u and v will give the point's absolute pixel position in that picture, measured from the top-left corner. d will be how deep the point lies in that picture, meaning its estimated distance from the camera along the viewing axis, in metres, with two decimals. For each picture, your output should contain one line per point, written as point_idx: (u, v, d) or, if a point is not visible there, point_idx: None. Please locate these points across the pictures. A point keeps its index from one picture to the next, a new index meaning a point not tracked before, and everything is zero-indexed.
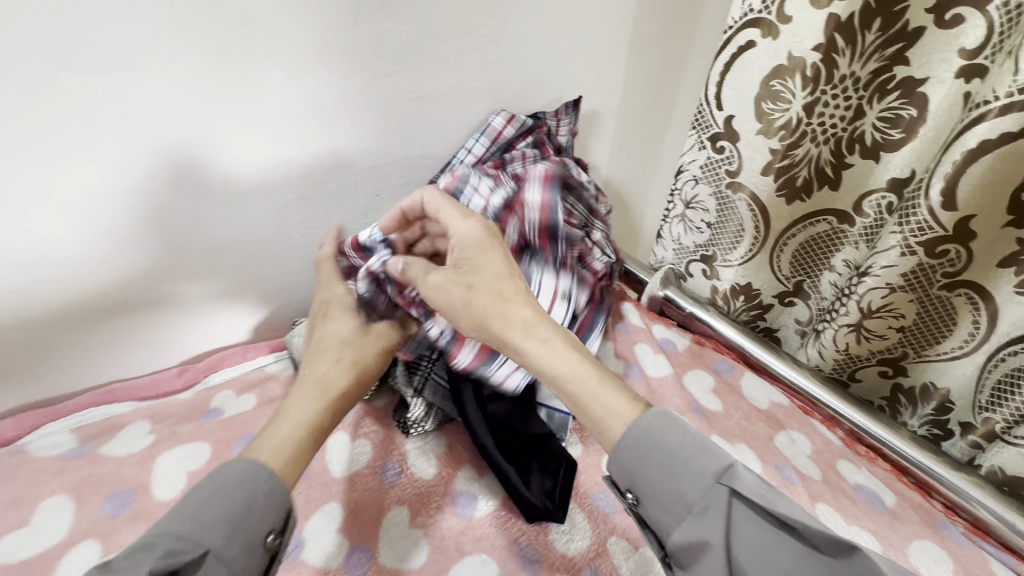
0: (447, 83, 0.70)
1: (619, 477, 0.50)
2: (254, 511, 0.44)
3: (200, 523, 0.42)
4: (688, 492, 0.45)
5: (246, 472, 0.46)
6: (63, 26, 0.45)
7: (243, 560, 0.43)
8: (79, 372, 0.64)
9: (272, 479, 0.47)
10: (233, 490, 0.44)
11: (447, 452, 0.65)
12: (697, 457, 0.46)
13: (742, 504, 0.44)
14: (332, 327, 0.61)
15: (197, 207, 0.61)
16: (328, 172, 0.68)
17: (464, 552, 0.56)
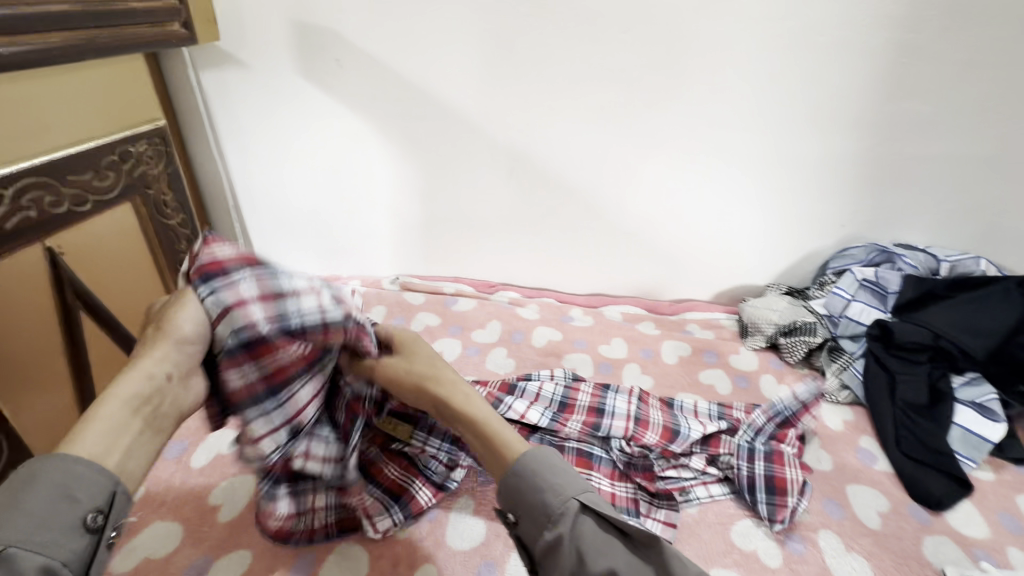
0: (946, 148, 0.91)
1: (501, 500, 0.51)
2: (70, 499, 0.39)
3: (1, 530, 0.36)
4: (554, 492, 0.48)
5: (49, 471, 0.39)
6: (732, 103, 0.89)
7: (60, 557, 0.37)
8: (628, 285, 1.12)
9: (95, 466, 0.40)
10: (34, 486, 0.38)
11: (853, 421, 0.85)
12: (559, 473, 0.49)
13: (591, 516, 0.48)
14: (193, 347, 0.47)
15: (727, 211, 1.00)
16: (815, 200, 0.97)
17: (861, 480, 0.75)
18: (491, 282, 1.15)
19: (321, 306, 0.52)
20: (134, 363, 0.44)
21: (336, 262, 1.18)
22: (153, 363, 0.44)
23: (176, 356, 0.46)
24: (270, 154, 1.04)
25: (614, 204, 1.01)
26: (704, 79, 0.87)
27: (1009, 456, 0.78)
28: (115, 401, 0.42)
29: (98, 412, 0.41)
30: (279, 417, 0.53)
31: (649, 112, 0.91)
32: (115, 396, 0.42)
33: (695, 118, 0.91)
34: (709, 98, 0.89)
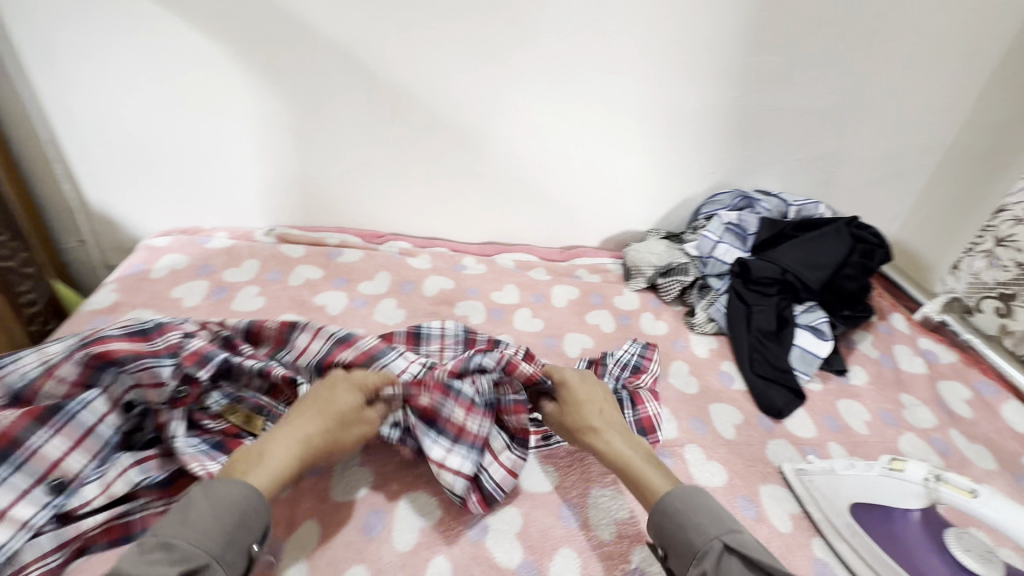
0: (798, 102, 1.00)
1: (653, 535, 0.54)
2: (247, 527, 0.48)
3: (205, 534, 0.46)
4: (698, 531, 0.51)
5: (235, 500, 0.49)
6: (615, 46, 0.90)
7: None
8: (522, 232, 1.12)
9: (267, 504, 0.51)
10: (229, 507, 0.48)
11: (716, 349, 0.94)
12: (705, 514, 0.52)
13: (737, 559, 0.49)
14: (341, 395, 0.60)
15: (611, 158, 1.03)
16: (689, 149, 1.03)
17: (720, 399, 0.84)
18: (380, 232, 1.09)
19: (42, 360, 0.59)
20: (297, 415, 0.58)
21: (196, 212, 1.04)
22: (309, 419, 0.57)
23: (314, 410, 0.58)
24: (95, 81, 0.87)
25: (504, 147, 0.99)
26: (588, 19, 0.86)
27: (833, 368, 0.91)
28: (278, 448, 0.55)
29: (271, 455, 0.54)
30: (20, 477, 0.52)
31: (535, 52, 0.89)
32: (284, 435, 0.56)
33: (581, 60, 0.90)
34: (593, 40, 0.88)
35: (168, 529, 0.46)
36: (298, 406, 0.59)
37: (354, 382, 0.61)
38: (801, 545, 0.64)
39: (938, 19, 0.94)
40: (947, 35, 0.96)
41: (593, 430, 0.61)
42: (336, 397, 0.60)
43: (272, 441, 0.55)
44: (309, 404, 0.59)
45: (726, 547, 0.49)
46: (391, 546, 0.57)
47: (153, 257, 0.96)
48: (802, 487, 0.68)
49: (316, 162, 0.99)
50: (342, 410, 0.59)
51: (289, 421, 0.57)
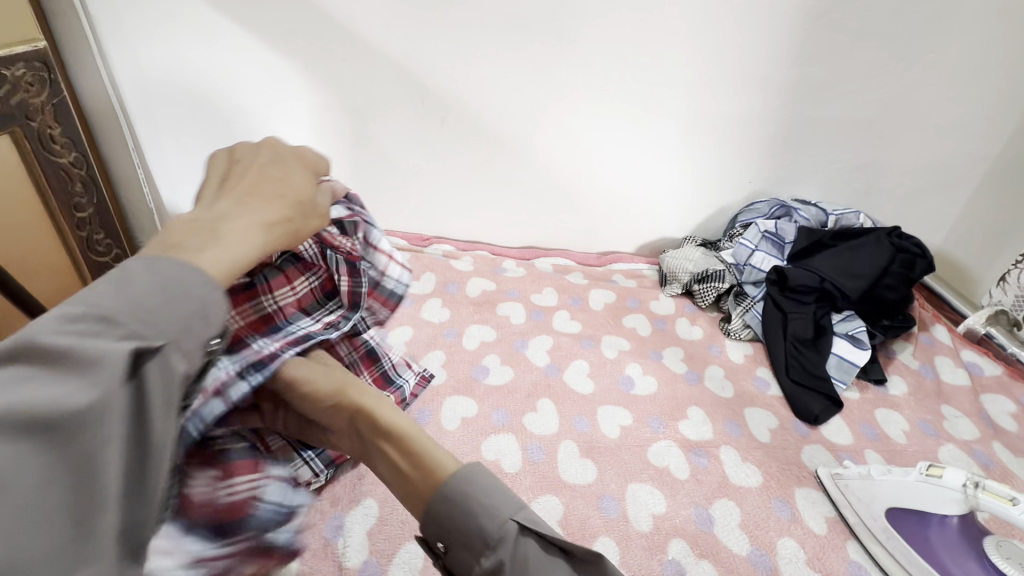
0: (838, 113, 1.01)
1: (430, 523, 0.43)
2: (206, 315, 0.37)
3: (157, 311, 0.35)
4: (488, 516, 0.41)
5: (191, 279, 0.37)
6: (656, 59, 0.93)
7: (193, 363, 0.36)
8: (560, 237, 1.16)
9: (227, 293, 0.39)
10: (182, 287, 0.36)
11: (751, 355, 0.96)
12: (495, 493, 0.42)
13: (533, 539, 0.41)
14: (288, 181, 0.54)
15: (650, 166, 1.06)
16: (727, 158, 1.05)
17: (755, 404, 0.85)
18: (425, 236, 1.15)
19: None
20: (238, 194, 0.50)
21: None
22: (265, 200, 0.50)
23: (267, 193, 0.51)
24: (176, 95, 0.96)
25: (545, 155, 1.03)
26: (631, 34, 0.90)
27: (872, 377, 0.92)
28: (232, 219, 0.47)
29: (229, 236, 0.45)
30: None
31: (575, 67, 0.93)
32: (245, 216, 0.48)
33: (623, 73, 0.94)
34: (635, 53, 0.92)
35: (105, 298, 0.34)
36: (234, 184, 0.51)
37: (301, 169, 0.57)
38: (835, 547, 0.65)
39: (984, 30, 0.94)
40: (994, 45, 0.95)
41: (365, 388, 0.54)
42: (286, 182, 0.54)
43: (230, 219, 0.47)
44: (253, 186, 0.51)
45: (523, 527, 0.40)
46: None
47: None
48: (837, 491, 0.69)
49: (368, 169, 1.05)
50: (295, 197, 0.53)
51: (244, 201, 0.49)
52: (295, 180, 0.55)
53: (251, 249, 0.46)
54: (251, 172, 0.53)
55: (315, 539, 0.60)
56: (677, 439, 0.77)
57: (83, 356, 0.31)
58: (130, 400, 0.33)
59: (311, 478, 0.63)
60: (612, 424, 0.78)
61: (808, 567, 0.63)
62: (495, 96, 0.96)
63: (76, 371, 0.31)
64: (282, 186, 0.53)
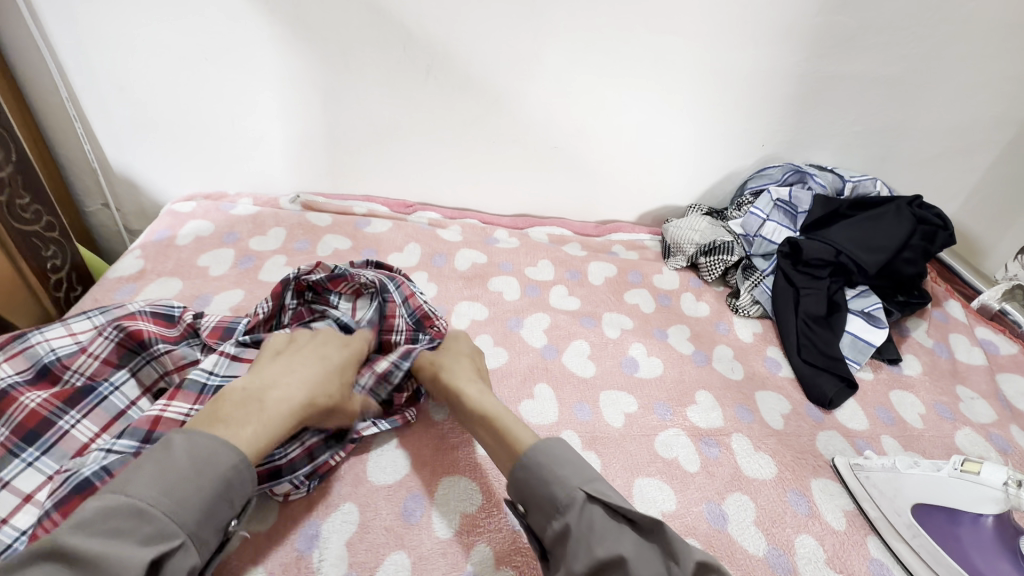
0: (863, 68, 0.92)
1: (514, 486, 0.51)
2: (228, 500, 0.45)
3: (184, 503, 0.43)
4: (562, 483, 0.48)
5: (225, 467, 0.45)
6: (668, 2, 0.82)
7: (202, 556, 0.44)
8: (556, 204, 1.07)
9: (252, 476, 0.47)
10: (211, 472, 0.44)
11: (761, 333, 0.90)
12: (566, 465, 0.49)
13: (598, 507, 0.47)
14: (335, 355, 0.58)
15: (655, 127, 0.96)
16: (740, 118, 0.96)
17: (766, 387, 0.80)
18: (408, 201, 1.05)
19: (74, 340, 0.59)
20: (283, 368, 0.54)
21: (220, 177, 1.00)
22: (307, 371, 0.54)
23: (313, 369, 0.55)
24: (112, 35, 0.82)
25: (542, 112, 0.93)
26: None
27: (886, 357, 0.86)
28: (271, 401, 0.51)
29: (270, 408, 0.50)
30: (48, 459, 0.52)
31: (577, 10, 0.82)
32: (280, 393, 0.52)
33: (631, 17, 0.83)
34: None
35: (143, 488, 0.42)
36: (288, 359, 0.56)
37: (351, 344, 0.61)
38: (856, 544, 0.61)
39: None
40: None
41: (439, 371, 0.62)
42: (332, 358, 0.57)
43: (271, 396, 0.51)
44: (299, 352, 0.57)
45: (588, 497, 0.47)
46: (432, 533, 0.55)
47: (177, 223, 0.93)
48: (857, 483, 0.65)
49: (343, 125, 0.94)
50: (339, 374, 0.57)
51: (293, 371, 0.54)
52: (342, 351, 0.59)
53: (277, 433, 0.50)
54: (307, 347, 0.58)
55: (286, 552, 0.53)
56: (685, 428, 0.71)
57: (111, 561, 0.37)
58: None
59: (291, 489, 0.55)
60: (615, 412, 0.72)
61: (828, 567, 0.59)
62: (487, 43, 0.84)
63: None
64: (333, 359, 0.57)
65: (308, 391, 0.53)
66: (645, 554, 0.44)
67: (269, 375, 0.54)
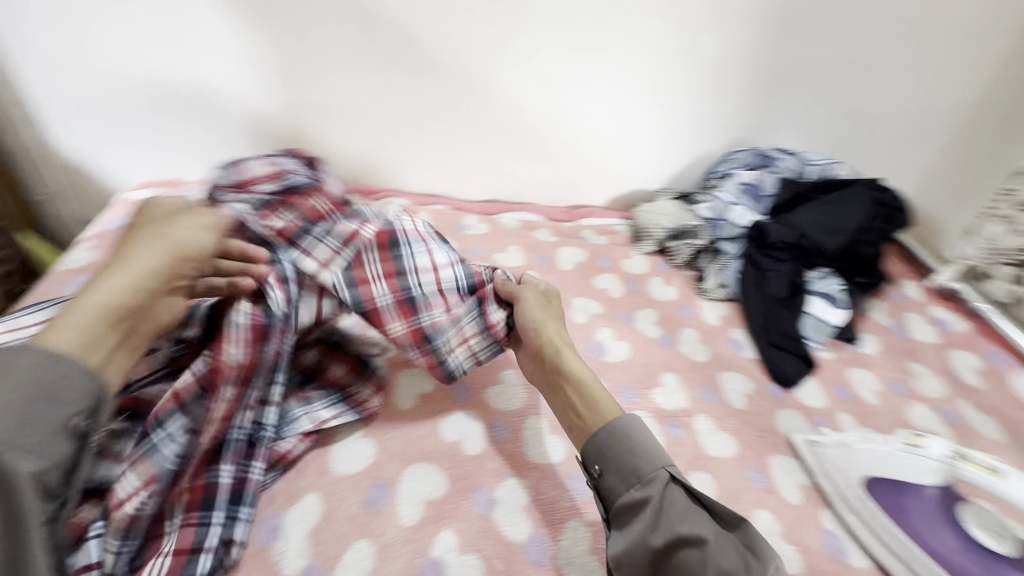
0: (826, 52, 0.93)
1: (590, 448, 0.53)
2: (56, 396, 0.38)
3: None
4: (648, 458, 0.51)
5: (35, 367, 0.37)
6: None
7: (51, 455, 0.37)
8: (527, 189, 1.06)
9: (73, 366, 0.39)
10: (11, 376, 0.37)
11: (726, 316, 0.92)
12: (652, 445, 0.52)
13: (678, 487, 0.50)
14: (177, 228, 0.49)
15: (623, 111, 0.96)
16: (707, 102, 0.96)
17: (730, 368, 0.82)
18: (376, 187, 1.03)
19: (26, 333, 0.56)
20: (114, 257, 0.46)
21: (178, 164, 0.97)
22: (136, 250, 0.46)
23: (149, 246, 0.47)
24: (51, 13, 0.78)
25: (509, 95, 0.91)
26: None
27: (845, 337, 0.89)
28: (100, 287, 0.43)
29: (97, 295, 0.43)
30: None
31: None
32: (110, 279, 0.44)
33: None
34: None
35: None
36: (121, 245, 0.48)
37: (204, 220, 0.52)
38: (810, 517, 0.63)
39: None
40: None
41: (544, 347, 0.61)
42: (174, 231, 0.49)
43: (100, 285, 0.44)
44: (134, 240, 0.47)
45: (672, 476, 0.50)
46: (396, 521, 0.55)
47: (132, 211, 0.90)
48: (813, 459, 0.67)
49: (305, 109, 0.91)
50: (186, 246, 0.49)
51: (125, 257, 0.46)
52: (182, 220, 0.50)
53: (121, 315, 0.43)
54: (139, 228, 0.49)
55: (247, 545, 0.52)
56: (651, 410, 0.72)
57: None
58: None
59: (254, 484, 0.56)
60: None
61: (783, 540, 0.61)
62: (450, 25, 0.82)
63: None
64: (175, 233, 0.49)
65: (150, 268, 0.46)
66: (726, 541, 0.47)
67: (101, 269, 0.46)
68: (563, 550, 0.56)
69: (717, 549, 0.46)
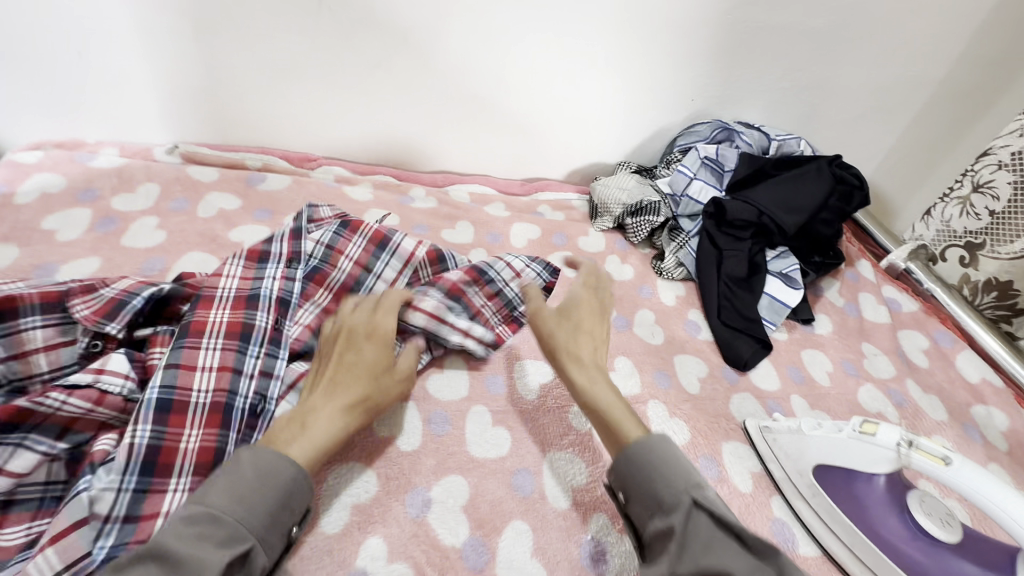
0: (792, 20, 0.88)
1: (612, 475, 0.49)
2: (290, 510, 0.44)
3: (250, 512, 0.41)
4: (669, 482, 0.45)
5: (289, 482, 0.44)
6: None
7: (270, 557, 0.43)
8: (479, 160, 0.99)
9: (313, 483, 0.46)
10: (276, 485, 0.43)
11: (684, 296, 0.88)
12: (676, 466, 0.46)
13: (706, 515, 0.42)
14: (375, 355, 0.53)
15: (580, 77, 0.89)
16: (667, 70, 0.91)
17: (686, 351, 0.79)
18: (312, 154, 0.93)
19: None
20: (329, 392, 0.50)
21: (76, 123, 0.85)
22: (354, 393, 0.51)
23: (355, 385, 0.51)
24: None
25: (456, 54, 0.83)
26: None
27: (800, 317, 0.88)
28: (321, 422, 0.49)
29: (314, 429, 0.48)
30: None
31: None
32: (325, 423, 0.48)
33: None
34: None
35: (216, 495, 0.41)
36: (335, 377, 0.51)
37: (379, 334, 0.54)
38: (759, 506, 0.61)
39: None
40: None
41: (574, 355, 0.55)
42: (372, 360, 0.52)
43: (315, 415, 0.49)
44: (346, 373, 0.52)
45: (696, 501, 0.43)
46: (317, 528, 0.49)
47: (17, 177, 0.78)
48: (765, 445, 0.65)
49: (223, 63, 0.80)
50: (378, 371, 0.52)
51: (335, 387, 0.51)
52: (371, 345, 0.53)
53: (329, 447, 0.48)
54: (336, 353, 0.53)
55: None
56: None
57: (191, 561, 0.37)
58: None
59: None
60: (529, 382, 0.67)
61: None
62: None
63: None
64: (359, 361, 0.52)
65: (357, 401, 0.50)
66: None
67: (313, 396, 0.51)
68: (503, 552, 0.52)
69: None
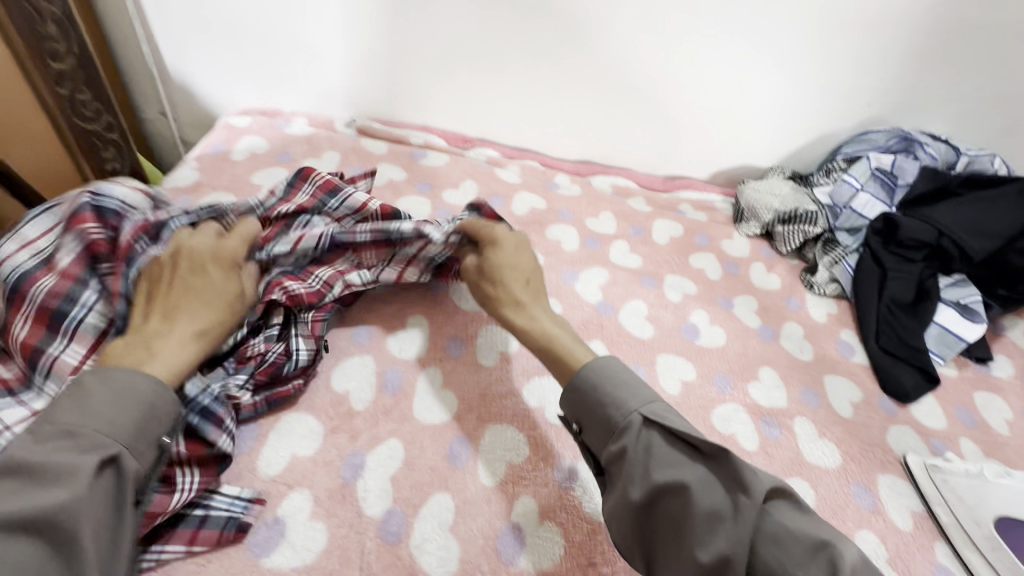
0: (1007, 21, 0.79)
1: (563, 407, 0.52)
2: (156, 417, 0.45)
3: (113, 422, 0.42)
4: (619, 403, 0.48)
5: (144, 393, 0.45)
6: None
7: (145, 462, 0.44)
8: (623, 153, 0.99)
9: (175, 394, 0.47)
10: (132, 399, 0.44)
11: (836, 315, 0.82)
12: (623, 388, 0.49)
13: (656, 430, 0.46)
14: (230, 285, 0.54)
15: (748, 74, 0.86)
16: (845, 71, 0.85)
17: (837, 371, 0.74)
18: (466, 136, 0.98)
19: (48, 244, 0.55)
20: (166, 316, 0.50)
21: (277, 94, 0.97)
22: (199, 317, 0.51)
23: (201, 313, 0.52)
24: None
25: (624, 47, 0.84)
26: None
27: (974, 354, 0.78)
28: (167, 342, 0.49)
29: (164, 352, 0.48)
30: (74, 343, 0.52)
31: None
32: (172, 340, 0.49)
33: None
34: None
35: (60, 416, 0.42)
36: (168, 300, 0.51)
37: (226, 260, 0.55)
38: (922, 548, 0.57)
39: None
40: None
41: (518, 304, 0.57)
42: (224, 287, 0.54)
43: (161, 338, 0.49)
44: (186, 295, 0.52)
45: (647, 418, 0.47)
46: (477, 479, 0.54)
47: (231, 137, 0.91)
48: (931, 484, 0.61)
49: (407, 46, 0.87)
50: (229, 296, 0.54)
51: (176, 311, 0.51)
52: (219, 274, 0.54)
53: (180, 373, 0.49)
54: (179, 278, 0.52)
55: (331, 479, 0.53)
56: (745, 404, 0.67)
57: (52, 466, 0.39)
58: (102, 497, 0.41)
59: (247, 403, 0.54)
60: (672, 378, 0.68)
61: (890, 567, 0.55)
62: None
63: (60, 476, 0.39)
64: (214, 289, 0.53)
65: (202, 329, 0.51)
66: (710, 487, 0.43)
67: (146, 321, 0.50)
68: None
69: (702, 496, 0.43)
